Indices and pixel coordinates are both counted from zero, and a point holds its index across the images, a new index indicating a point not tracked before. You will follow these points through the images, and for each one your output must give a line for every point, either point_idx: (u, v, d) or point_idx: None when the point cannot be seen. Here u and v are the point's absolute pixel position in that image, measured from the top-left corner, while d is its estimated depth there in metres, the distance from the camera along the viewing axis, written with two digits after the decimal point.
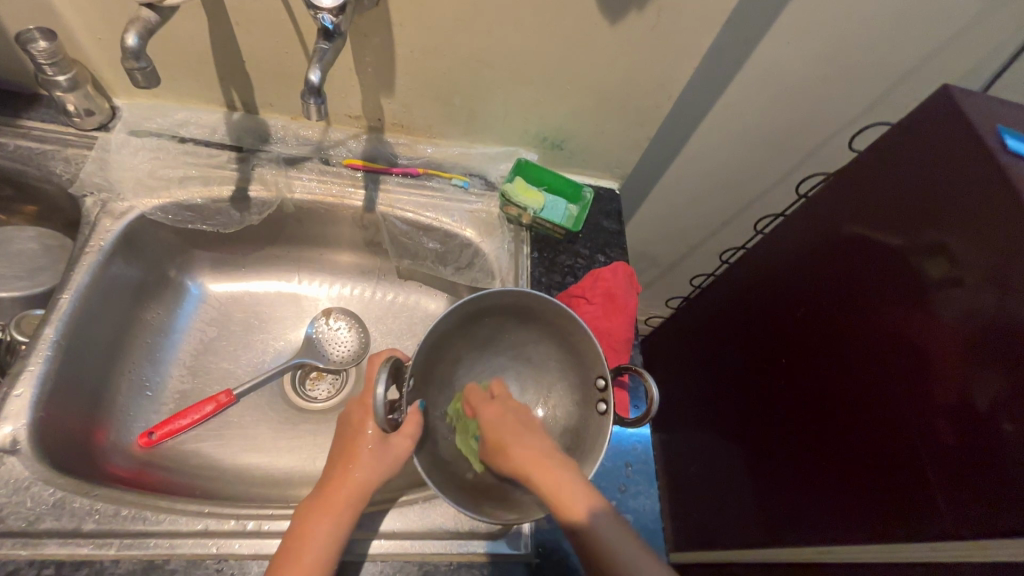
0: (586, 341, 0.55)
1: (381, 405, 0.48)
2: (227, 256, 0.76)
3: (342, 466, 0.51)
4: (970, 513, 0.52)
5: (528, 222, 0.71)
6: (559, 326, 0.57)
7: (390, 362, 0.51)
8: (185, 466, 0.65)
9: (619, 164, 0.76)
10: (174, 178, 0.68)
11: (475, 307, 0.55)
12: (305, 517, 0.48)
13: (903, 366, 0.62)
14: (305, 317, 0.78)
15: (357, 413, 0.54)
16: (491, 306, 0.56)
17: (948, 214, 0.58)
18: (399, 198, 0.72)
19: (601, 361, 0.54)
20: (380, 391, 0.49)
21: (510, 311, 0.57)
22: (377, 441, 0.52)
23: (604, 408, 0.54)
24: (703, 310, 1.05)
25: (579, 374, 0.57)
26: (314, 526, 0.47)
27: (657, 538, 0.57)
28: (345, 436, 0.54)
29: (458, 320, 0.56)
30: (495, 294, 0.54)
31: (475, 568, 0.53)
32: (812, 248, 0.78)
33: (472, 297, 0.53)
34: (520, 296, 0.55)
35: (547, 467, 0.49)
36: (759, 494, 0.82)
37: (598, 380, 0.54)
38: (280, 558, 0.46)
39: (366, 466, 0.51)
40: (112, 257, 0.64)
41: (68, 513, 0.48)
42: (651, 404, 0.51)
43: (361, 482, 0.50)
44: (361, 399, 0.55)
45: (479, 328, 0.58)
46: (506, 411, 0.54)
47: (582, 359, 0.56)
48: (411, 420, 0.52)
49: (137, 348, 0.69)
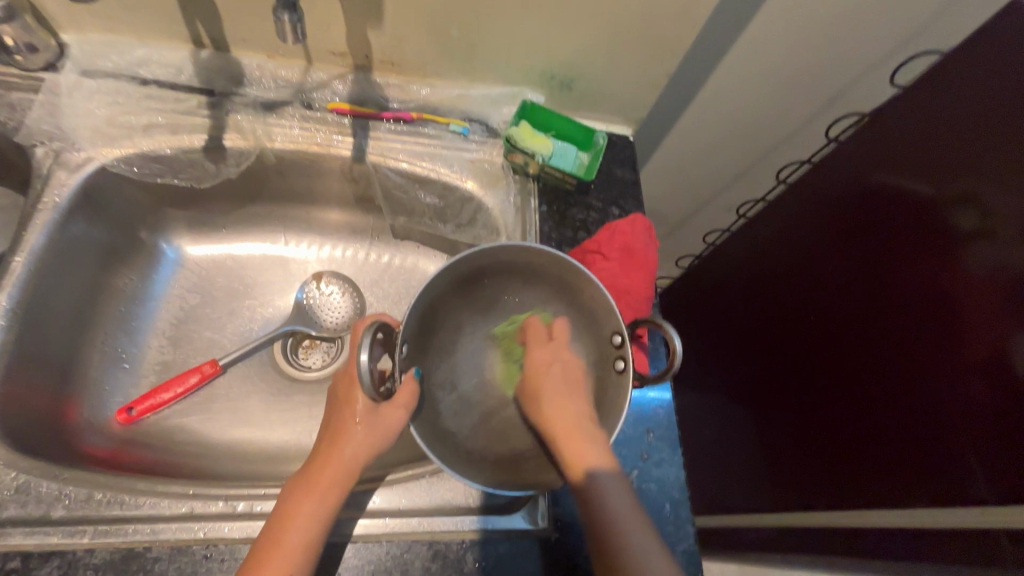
0: (596, 293, 0.48)
1: (366, 374, 0.43)
2: (204, 215, 0.69)
3: (330, 441, 0.47)
4: (1010, 476, 0.49)
5: (535, 171, 0.64)
6: (566, 282, 0.51)
7: (374, 328, 0.45)
8: (169, 443, 0.60)
9: (634, 107, 0.69)
10: (136, 126, 0.60)
11: (470, 267, 0.49)
12: (289, 495, 0.44)
13: (926, 325, 0.58)
14: (294, 282, 0.72)
15: (343, 384, 0.50)
16: (488, 265, 0.50)
17: (986, 157, 0.53)
18: (391, 146, 0.65)
19: (614, 315, 0.48)
20: (363, 358, 0.43)
21: (511, 270, 0.52)
22: (366, 412, 0.47)
23: (622, 367, 0.47)
24: (715, 270, 1.00)
25: (592, 335, 0.51)
26: (299, 505, 0.43)
27: (682, 507, 0.54)
28: (334, 409, 0.50)
29: (452, 284, 0.50)
30: (491, 251, 0.48)
31: (489, 546, 0.49)
32: (834, 201, 0.72)
33: (464, 256, 0.48)
34: (519, 252, 0.49)
35: (577, 436, 0.45)
36: (774, 459, 0.80)
37: (613, 338, 0.48)
38: (263, 539, 0.43)
39: (356, 440, 0.47)
40: (70, 217, 0.57)
41: (34, 498, 0.44)
42: (675, 360, 0.45)
43: (351, 457, 0.46)
44: (349, 369, 0.50)
45: (479, 290, 0.53)
46: (553, 359, 0.49)
47: (593, 316, 0.50)
48: (405, 390, 0.47)
49: (108, 318, 0.63)
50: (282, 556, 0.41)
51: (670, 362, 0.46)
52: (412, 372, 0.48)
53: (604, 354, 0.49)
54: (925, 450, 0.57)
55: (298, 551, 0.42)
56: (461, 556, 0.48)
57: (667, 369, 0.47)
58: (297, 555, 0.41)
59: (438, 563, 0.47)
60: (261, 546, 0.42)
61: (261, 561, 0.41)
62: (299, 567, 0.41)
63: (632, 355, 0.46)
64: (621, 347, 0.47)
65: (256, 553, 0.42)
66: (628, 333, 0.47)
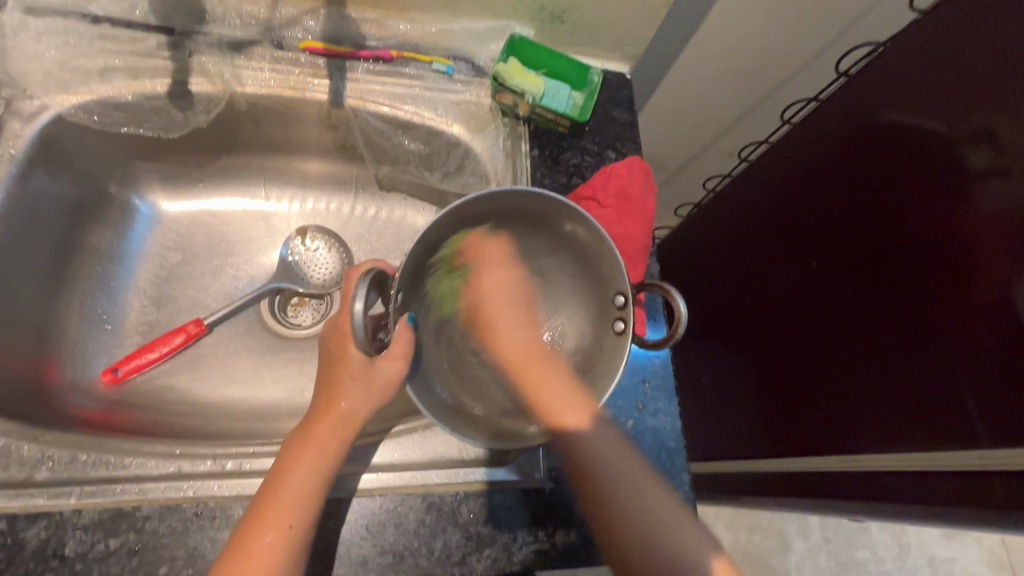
0: (606, 252, 0.45)
1: (360, 324, 0.40)
2: (178, 167, 0.66)
3: (326, 398, 0.46)
4: (1007, 416, 0.49)
5: (525, 112, 0.60)
6: (572, 234, 0.47)
7: (368, 276, 0.43)
8: (159, 403, 0.60)
9: (631, 40, 0.63)
10: (92, 70, 0.55)
11: (474, 212, 0.46)
12: (286, 452, 0.44)
13: (927, 268, 0.56)
14: (278, 237, 0.69)
15: (335, 341, 0.48)
16: (492, 210, 0.47)
17: (1005, 90, 0.50)
18: (371, 88, 0.60)
19: (622, 276, 0.45)
20: (358, 307, 0.41)
21: (513, 218, 0.48)
22: (360, 367, 0.46)
23: (622, 327, 0.45)
24: (714, 216, 0.97)
25: (595, 292, 0.47)
26: (298, 459, 0.43)
27: (678, 455, 0.53)
28: (327, 366, 0.48)
29: (454, 226, 0.46)
30: (493, 195, 0.45)
31: (484, 497, 0.48)
32: (840, 143, 0.69)
33: (466, 199, 0.44)
34: (528, 199, 0.45)
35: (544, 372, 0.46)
36: (766, 406, 0.80)
37: (617, 299, 0.46)
38: (262, 495, 0.43)
39: (352, 395, 0.46)
40: (29, 170, 0.54)
41: (17, 461, 0.43)
42: (678, 327, 0.44)
43: (349, 411, 0.45)
44: (343, 325, 0.47)
45: (479, 235, 0.49)
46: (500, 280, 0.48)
47: (601, 271, 0.47)
48: (401, 338, 0.44)
49: (84, 278, 0.61)
50: (283, 509, 0.41)
51: (674, 324, 0.44)
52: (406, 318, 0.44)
53: (604, 313, 0.47)
54: (923, 395, 0.56)
55: (300, 504, 0.42)
56: (456, 507, 0.48)
57: (668, 334, 0.45)
58: (299, 506, 0.41)
59: (432, 515, 0.47)
60: (259, 501, 0.42)
61: (261, 516, 0.41)
62: (302, 519, 0.41)
63: (634, 316, 0.45)
64: (624, 308, 0.45)
65: (255, 507, 0.42)
66: (633, 294, 0.45)
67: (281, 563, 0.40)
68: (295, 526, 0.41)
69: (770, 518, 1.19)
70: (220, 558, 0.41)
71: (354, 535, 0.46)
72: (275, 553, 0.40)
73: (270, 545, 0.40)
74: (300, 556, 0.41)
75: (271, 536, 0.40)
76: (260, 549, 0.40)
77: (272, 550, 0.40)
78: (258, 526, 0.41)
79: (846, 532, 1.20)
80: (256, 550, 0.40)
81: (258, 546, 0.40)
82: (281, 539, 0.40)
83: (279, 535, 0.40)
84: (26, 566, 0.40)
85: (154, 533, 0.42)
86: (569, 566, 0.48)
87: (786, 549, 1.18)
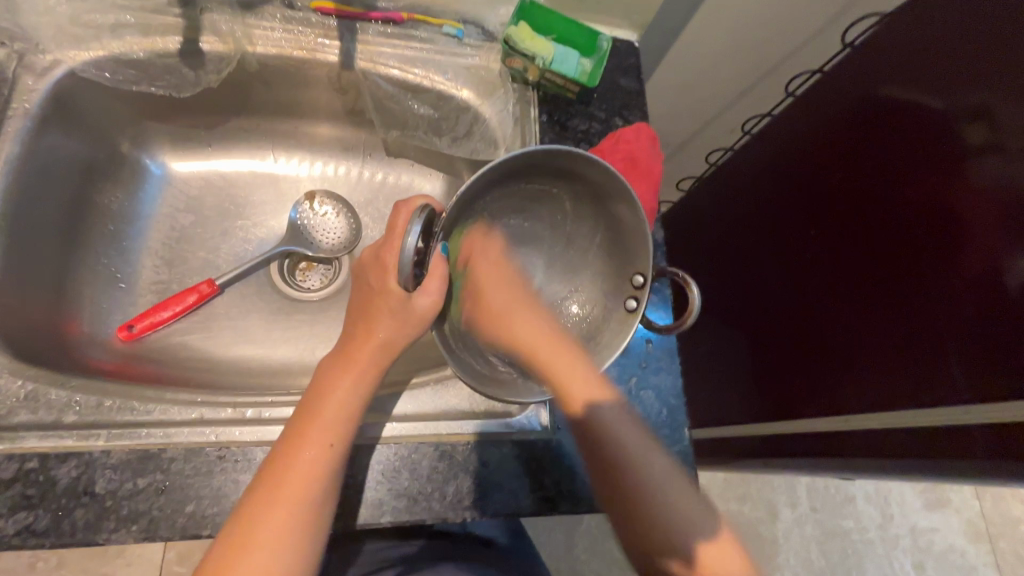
0: (637, 225, 0.46)
1: (410, 255, 0.44)
2: (188, 128, 0.66)
3: (362, 326, 0.47)
4: (993, 376, 0.51)
5: (535, 78, 0.60)
6: (612, 205, 0.47)
7: (424, 213, 0.45)
8: (172, 358, 0.61)
9: (640, 8, 0.63)
10: (103, 25, 0.55)
11: (524, 161, 0.44)
12: (325, 373, 0.46)
13: (924, 240, 0.58)
14: (287, 201, 0.69)
15: (375, 272, 0.47)
16: (539, 164, 0.45)
17: (1002, 69, 0.51)
18: (381, 51, 0.61)
19: (646, 255, 0.46)
20: (411, 241, 0.44)
21: (561, 176, 0.47)
22: (397, 300, 0.46)
23: (634, 305, 0.46)
24: (715, 191, 0.98)
25: (615, 264, 0.49)
26: (337, 380, 0.45)
27: (678, 411, 0.55)
28: (362, 295, 0.49)
29: (503, 173, 0.45)
30: (559, 151, 0.43)
31: (493, 446, 0.51)
32: (844, 117, 0.69)
33: (526, 148, 0.43)
34: (581, 161, 0.44)
35: (566, 359, 0.47)
36: (759, 375, 0.82)
37: (635, 278, 0.47)
38: (298, 415, 0.44)
39: (388, 325, 0.46)
40: (44, 125, 0.54)
41: (45, 405, 0.45)
42: (689, 315, 0.47)
43: (385, 342, 0.46)
44: (389, 260, 0.46)
45: (523, 188, 0.48)
46: (489, 266, 0.49)
47: (624, 248, 0.48)
48: (437, 274, 0.45)
49: (97, 237, 0.62)
50: (322, 426, 0.43)
51: (684, 316, 0.48)
52: (440, 249, 0.45)
53: (618, 287, 0.48)
54: (913, 360, 0.58)
55: (338, 425, 0.43)
56: (467, 456, 0.50)
57: (677, 322, 0.49)
58: (337, 426, 0.43)
59: (445, 462, 0.49)
60: (299, 420, 0.43)
61: (302, 433, 0.43)
62: (339, 439, 0.43)
63: (648, 297, 0.46)
64: (641, 288, 0.46)
65: (295, 426, 0.43)
66: (652, 276, 0.46)
67: (322, 477, 0.42)
68: (334, 444, 0.43)
69: (761, 488, 1.23)
70: (261, 473, 0.42)
71: (370, 478, 0.48)
72: (316, 468, 0.42)
73: (311, 460, 0.42)
74: (338, 473, 0.43)
75: (313, 452, 0.42)
76: (303, 463, 0.41)
77: (313, 465, 0.42)
78: (297, 443, 0.42)
79: (832, 502, 1.24)
80: (297, 464, 0.41)
81: (298, 460, 0.41)
82: (322, 455, 0.42)
83: (319, 451, 0.42)
84: (58, 503, 0.42)
85: (180, 474, 0.44)
86: (574, 511, 0.51)
87: (774, 518, 1.22)
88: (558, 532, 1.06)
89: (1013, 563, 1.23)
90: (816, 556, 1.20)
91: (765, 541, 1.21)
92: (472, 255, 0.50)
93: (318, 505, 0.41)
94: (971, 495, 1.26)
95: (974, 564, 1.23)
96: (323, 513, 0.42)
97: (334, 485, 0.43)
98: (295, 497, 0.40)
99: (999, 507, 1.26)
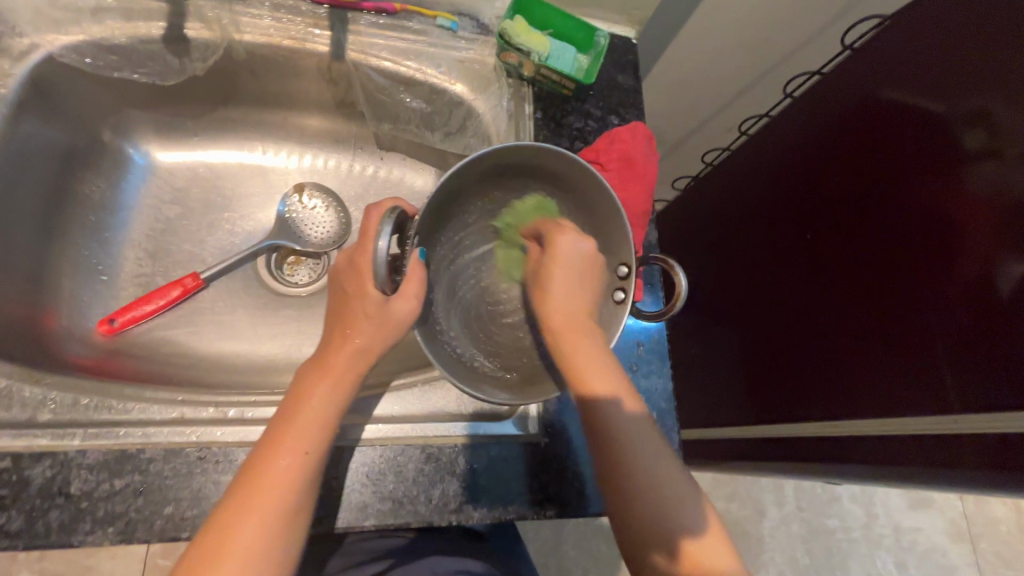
0: (614, 217, 0.45)
1: (383, 261, 0.43)
2: (174, 117, 0.64)
3: (341, 332, 0.46)
4: (985, 384, 0.51)
5: (530, 73, 0.59)
6: (589, 196, 0.46)
7: (394, 214, 0.44)
8: (154, 354, 0.60)
9: (638, 5, 0.62)
10: (84, 9, 0.54)
11: (496, 162, 0.45)
12: (301, 380, 0.45)
13: (921, 245, 0.57)
14: (275, 194, 0.68)
15: (350, 278, 0.46)
16: (512, 163, 0.46)
17: (1004, 75, 0.51)
18: (373, 42, 0.59)
19: (628, 246, 0.45)
20: (382, 244, 0.43)
21: (536, 174, 0.47)
22: (375, 306, 0.45)
23: (622, 297, 0.45)
24: (710, 191, 0.97)
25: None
26: (314, 387, 0.44)
27: (668, 415, 0.55)
28: (339, 300, 0.47)
29: (475, 176, 0.46)
30: (527, 148, 0.44)
31: (480, 449, 0.50)
32: (844, 119, 0.68)
33: (493, 148, 0.43)
34: (551, 156, 0.44)
35: (581, 336, 0.44)
36: (748, 378, 0.82)
37: (618, 269, 0.46)
38: (275, 422, 0.43)
39: (367, 333, 0.45)
40: (20, 112, 0.53)
41: (19, 402, 0.44)
42: (678, 299, 0.46)
43: (362, 349, 0.45)
44: (362, 262, 0.45)
45: (503, 187, 0.49)
46: (572, 257, 0.45)
47: (604, 241, 0.47)
48: (413, 278, 0.44)
49: (77, 227, 0.60)
50: (298, 433, 0.42)
51: (671, 302, 0.47)
52: (416, 252, 0.45)
53: (604, 282, 0.47)
54: (905, 366, 0.58)
55: (314, 432, 0.42)
56: (453, 459, 0.49)
57: (667, 309, 0.48)
58: (313, 432, 0.42)
59: (431, 465, 0.49)
60: (275, 427, 0.42)
61: (278, 440, 0.42)
62: (316, 446, 0.42)
63: (635, 285, 0.44)
64: (625, 278, 0.45)
65: (270, 433, 0.42)
66: (636, 265, 0.45)
67: (296, 485, 0.41)
68: (310, 452, 0.42)
69: (748, 487, 1.23)
70: (235, 483, 0.41)
71: (355, 481, 0.47)
72: (291, 476, 0.40)
73: (285, 468, 0.40)
74: (313, 482, 0.42)
75: (287, 459, 0.41)
76: (277, 471, 0.40)
77: (287, 473, 0.41)
78: (271, 452, 0.41)
79: (818, 501, 1.25)
80: (271, 473, 0.40)
81: (272, 469, 0.40)
82: (296, 463, 0.41)
83: (294, 459, 0.41)
84: (31, 504, 0.41)
85: (158, 475, 0.43)
86: (561, 516, 0.50)
87: (761, 516, 1.23)
88: (546, 529, 1.07)
89: (993, 564, 1.25)
90: (801, 554, 1.21)
91: (752, 539, 1.21)
92: (451, 260, 0.51)
93: (293, 515, 0.40)
94: (954, 496, 1.27)
95: (955, 564, 1.24)
96: (298, 522, 0.41)
97: (310, 493, 0.42)
98: (270, 508, 0.39)
99: (981, 508, 1.28)
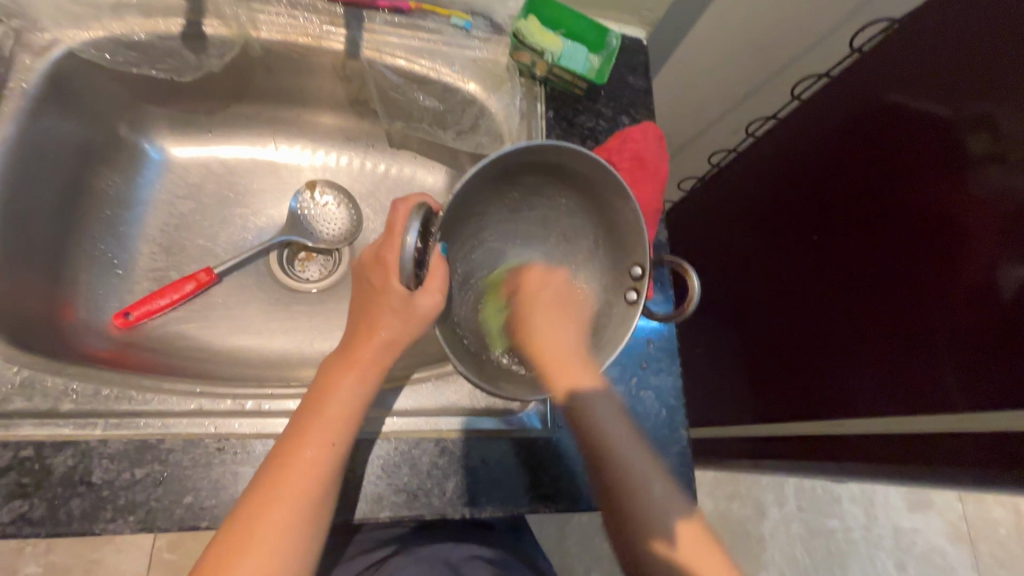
0: (632, 220, 0.45)
1: (410, 257, 0.42)
2: (189, 113, 0.65)
3: (365, 325, 0.47)
4: (987, 386, 0.52)
5: (542, 73, 0.60)
6: (607, 198, 0.46)
7: (422, 212, 0.44)
8: (168, 347, 0.60)
9: (650, 6, 0.62)
10: (104, 6, 0.54)
11: (514, 162, 0.45)
12: (327, 371, 0.46)
13: (926, 248, 0.58)
14: (288, 191, 0.68)
15: (377, 271, 0.47)
16: (530, 163, 0.46)
17: (1010, 81, 0.51)
18: (388, 41, 0.60)
19: (642, 248, 0.45)
20: (410, 242, 0.43)
21: (554, 172, 0.47)
22: (400, 300, 0.45)
23: (635, 297, 0.46)
24: (717, 192, 0.98)
25: (612, 259, 0.49)
26: (340, 378, 0.45)
27: (677, 413, 0.56)
28: (365, 292, 0.48)
29: (494, 175, 0.46)
30: (548, 148, 0.43)
31: (493, 443, 0.51)
32: (852, 123, 0.69)
33: (513, 149, 0.43)
34: (570, 157, 0.44)
35: (568, 364, 0.49)
36: (753, 377, 0.82)
37: (634, 269, 0.46)
38: (301, 412, 0.44)
39: (391, 324, 0.46)
40: (41, 106, 0.53)
41: (40, 393, 0.44)
42: (690, 301, 0.46)
43: (388, 340, 0.46)
44: (389, 258, 0.46)
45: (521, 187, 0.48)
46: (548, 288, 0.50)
47: (620, 242, 0.48)
48: (438, 275, 0.44)
49: (93, 221, 0.61)
50: (323, 425, 0.43)
51: (685, 303, 0.47)
52: (440, 249, 0.45)
53: (618, 282, 0.48)
54: (910, 367, 0.59)
55: (341, 422, 0.43)
56: (467, 452, 0.50)
57: (680, 309, 0.48)
58: (339, 423, 0.43)
59: (445, 458, 0.50)
60: (301, 417, 0.43)
61: (303, 431, 0.42)
62: (342, 438, 0.43)
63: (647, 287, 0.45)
64: (639, 279, 0.46)
65: (296, 424, 0.43)
66: (650, 266, 0.45)
67: (321, 476, 0.41)
68: (336, 444, 0.42)
69: (749, 486, 1.24)
70: (261, 472, 0.42)
71: (370, 473, 0.48)
72: (316, 467, 0.41)
73: (312, 458, 0.41)
74: (337, 473, 0.42)
75: (314, 450, 0.41)
76: (304, 461, 0.41)
77: (314, 462, 0.41)
78: (298, 442, 0.42)
79: (818, 501, 1.26)
80: (297, 464, 0.41)
81: (299, 459, 0.41)
82: (323, 454, 0.42)
83: (321, 450, 0.42)
84: (53, 492, 0.41)
85: (178, 465, 0.43)
86: (570, 510, 0.51)
87: (762, 515, 1.23)
88: (549, 525, 1.07)
89: (991, 566, 1.25)
90: (801, 554, 1.22)
91: (752, 538, 1.22)
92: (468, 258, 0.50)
93: (317, 506, 0.41)
94: (953, 498, 1.28)
95: (953, 565, 1.25)
96: (321, 513, 0.41)
97: (334, 484, 0.42)
98: (295, 499, 0.40)
99: (980, 510, 1.29)
